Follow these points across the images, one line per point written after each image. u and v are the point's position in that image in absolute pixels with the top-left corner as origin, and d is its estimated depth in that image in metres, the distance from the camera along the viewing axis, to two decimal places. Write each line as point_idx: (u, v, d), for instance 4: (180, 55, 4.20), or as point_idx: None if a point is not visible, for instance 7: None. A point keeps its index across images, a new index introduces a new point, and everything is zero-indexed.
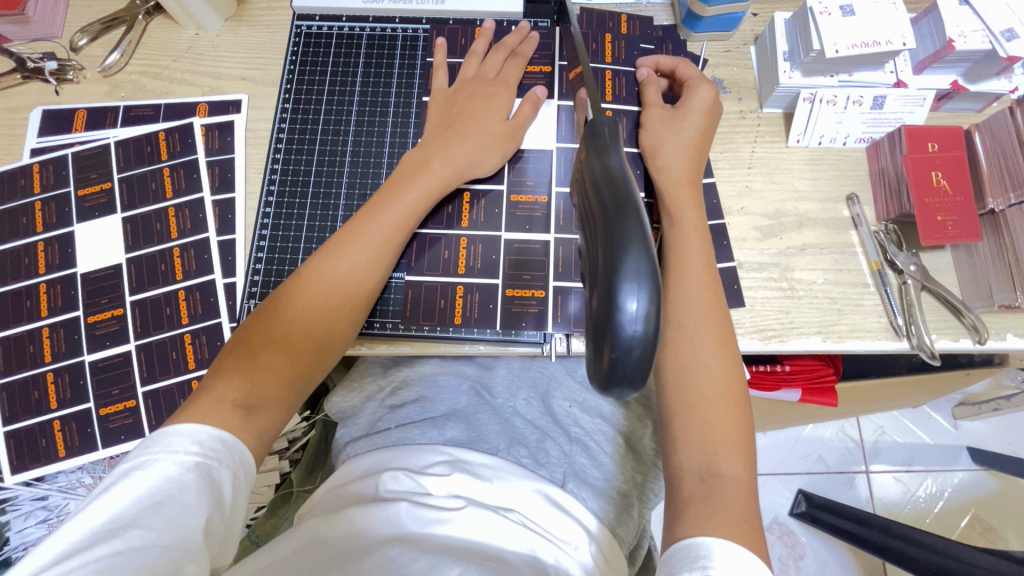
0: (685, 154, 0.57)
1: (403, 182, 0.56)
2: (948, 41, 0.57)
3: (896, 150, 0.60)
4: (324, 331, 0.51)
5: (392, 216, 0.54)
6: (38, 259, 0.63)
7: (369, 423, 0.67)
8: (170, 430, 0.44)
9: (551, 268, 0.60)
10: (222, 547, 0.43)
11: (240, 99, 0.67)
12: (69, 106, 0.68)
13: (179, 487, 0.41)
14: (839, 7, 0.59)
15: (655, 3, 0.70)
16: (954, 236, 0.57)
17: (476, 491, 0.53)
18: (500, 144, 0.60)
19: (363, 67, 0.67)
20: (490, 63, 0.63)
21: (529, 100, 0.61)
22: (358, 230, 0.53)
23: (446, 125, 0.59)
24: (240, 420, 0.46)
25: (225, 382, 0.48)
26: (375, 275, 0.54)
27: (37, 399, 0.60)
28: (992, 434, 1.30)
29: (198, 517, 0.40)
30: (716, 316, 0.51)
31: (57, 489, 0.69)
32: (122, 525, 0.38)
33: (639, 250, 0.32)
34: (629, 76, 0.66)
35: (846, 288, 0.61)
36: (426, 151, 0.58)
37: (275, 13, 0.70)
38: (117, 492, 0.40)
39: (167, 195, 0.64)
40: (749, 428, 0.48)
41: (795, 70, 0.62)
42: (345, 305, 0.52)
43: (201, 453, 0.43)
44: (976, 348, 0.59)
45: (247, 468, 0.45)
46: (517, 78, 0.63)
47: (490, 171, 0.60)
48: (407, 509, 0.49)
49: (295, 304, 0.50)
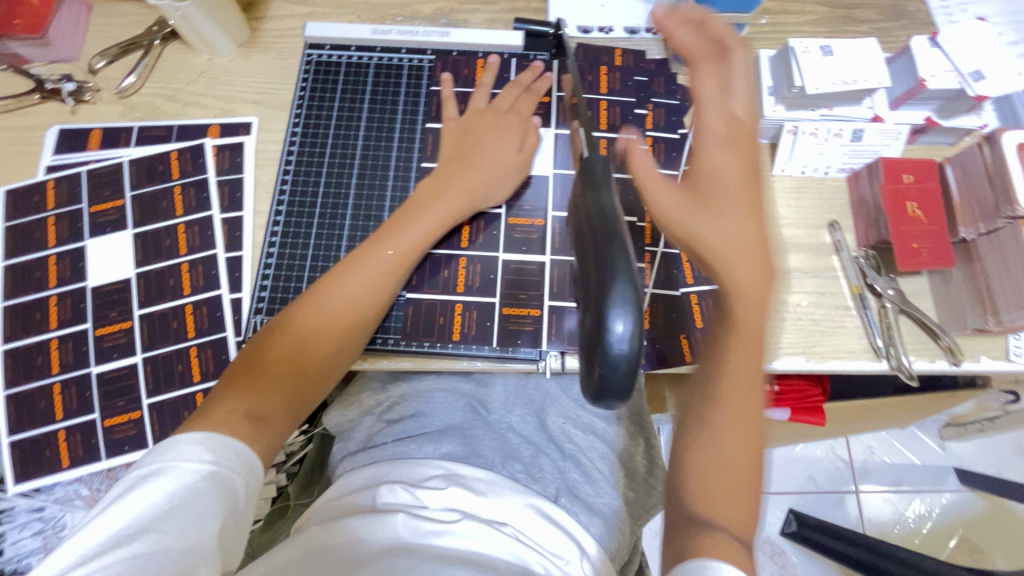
0: (745, 220, 0.53)
1: (414, 212, 0.59)
2: (919, 80, 0.62)
3: (874, 181, 0.63)
4: (329, 351, 0.54)
5: (401, 244, 0.57)
6: (50, 273, 0.65)
7: (365, 438, 0.69)
8: (182, 437, 0.45)
9: (547, 288, 0.62)
10: (232, 554, 0.45)
11: (251, 122, 0.70)
12: (84, 126, 0.70)
13: (194, 494, 0.42)
14: (818, 47, 0.63)
15: (648, 37, 0.73)
16: (929, 262, 0.60)
17: (472, 504, 0.54)
18: (507, 176, 0.63)
19: (370, 94, 0.70)
20: (503, 98, 0.67)
21: (532, 130, 0.65)
22: (367, 255, 0.56)
23: (459, 156, 0.63)
24: (246, 430, 0.48)
25: (233, 396, 0.49)
26: (381, 300, 0.56)
27: (44, 409, 0.61)
28: (979, 455, 1.32)
29: (212, 523, 0.42)
30: (757, 372, 0.50)
31: (54, 500, 0.71)
32: (140, 529, 0.40)
33: (627, 279, 0.35)
34: (624, 106, 0.70)
35: (828, 310, 0.64)
36: (442, 181, 0.61)
37: (287, 40, 0.73)
38: (135, 497, 0.42)
39: (178, 213, 0.66)
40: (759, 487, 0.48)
41: (779, 104, 0.66)
42: (350, 328, 0.54)
43: (215, 462, 0.44)
44: (952, 369, 0.62)
45: (258, 474, 0.47)
46: (528, 115, 0.66)
47: (499, 202, 0.63)
48: (404, 521, 0.50)
49: (303, 324, 0.53)
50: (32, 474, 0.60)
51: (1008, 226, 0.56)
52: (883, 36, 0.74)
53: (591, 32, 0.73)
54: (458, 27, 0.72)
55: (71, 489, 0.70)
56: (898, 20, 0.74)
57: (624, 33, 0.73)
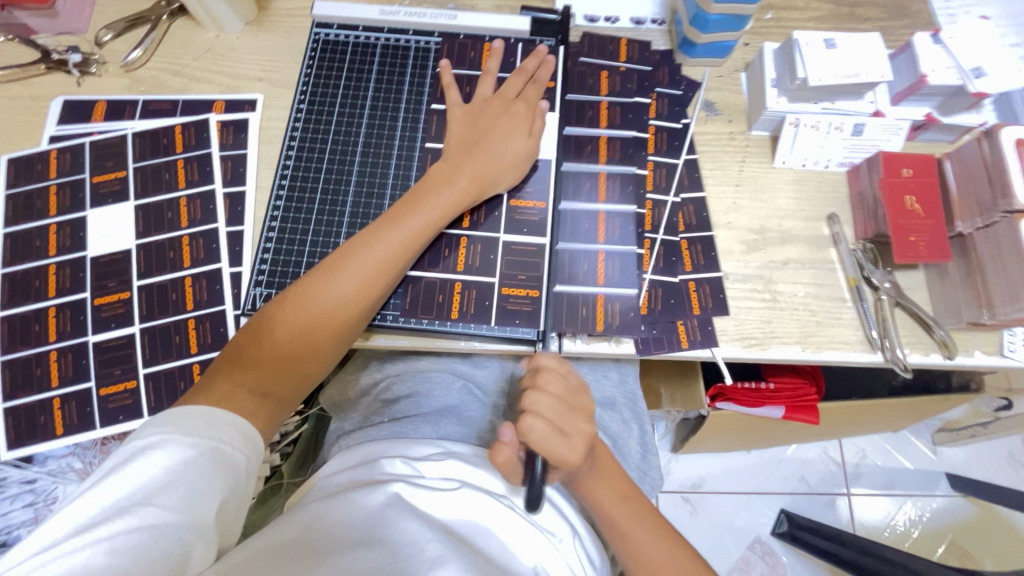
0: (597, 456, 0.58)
1: (423, 196, 0.60)
2: (922, 76, 0.62)
3: (873, 174, 0.64)
4: (337, 329, 0.56)
5: (409, 230, 0.58)
6: (50, 241, 0.65)
7: (360, 417, 0.72)
8: (192, 411, 0.48)
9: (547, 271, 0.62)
10: (226, 529, 0.46)
11: (256, 99, 0.70)
12: (90, 98, 0.70)
13: (195, 468, 0.45)
14: (822, 40, 0.64)
15: (653, 29, 0.74)
16: (926, 256, 0.61)
17: (469, 475, 0.55)
18: (512, 168, 0.63)
19: (376, 74, 0.70)
20: (511, 85, 0.67)
21: (536, 113, 0.66)
22: (377, 238, 0.57)
23: (469, 142, 0.64)
24: (254, 404, 0.52)
25: (243, 372, 0.53)
26: (389, 281, 0.57)
27: (40, 376, 0.61)
28: (970, 461, 1.33)
29: (211, 500, 0.44)
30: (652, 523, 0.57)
31: (46, 472, 0.73)
32: (139, 502, 0.42)
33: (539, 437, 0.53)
34: (624, 107, 0.69)
35: (825, 301, 0.64)
36: (453, 166, 0.62)
37: (295, 20, 0.74)
38: (134, 469, 0.43)
39: (180, 186, 0.66)
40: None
41: (782, 96, 0.66)
42: (359, 308, 0.56)
43: (218, 437, 0.47)
44: (946, 363, 0.62)
45: (258, 451, 0.50)
46: (536, 100, 0.67)
47: (509, 186, 0.64)
48: (402, 489, 0.51)
49: (310, 304, 0.55)
50: (25, 440, 0.60)
51: (1005, 219, 0.57)
52: (886, 34, 0.75)
53: (598, 22, 0.74)
54: (465, 11, 0.73)
55: (63, 461, 0.73)
56: (901, 19, 0.75)
57: (630, 23, 0.74)
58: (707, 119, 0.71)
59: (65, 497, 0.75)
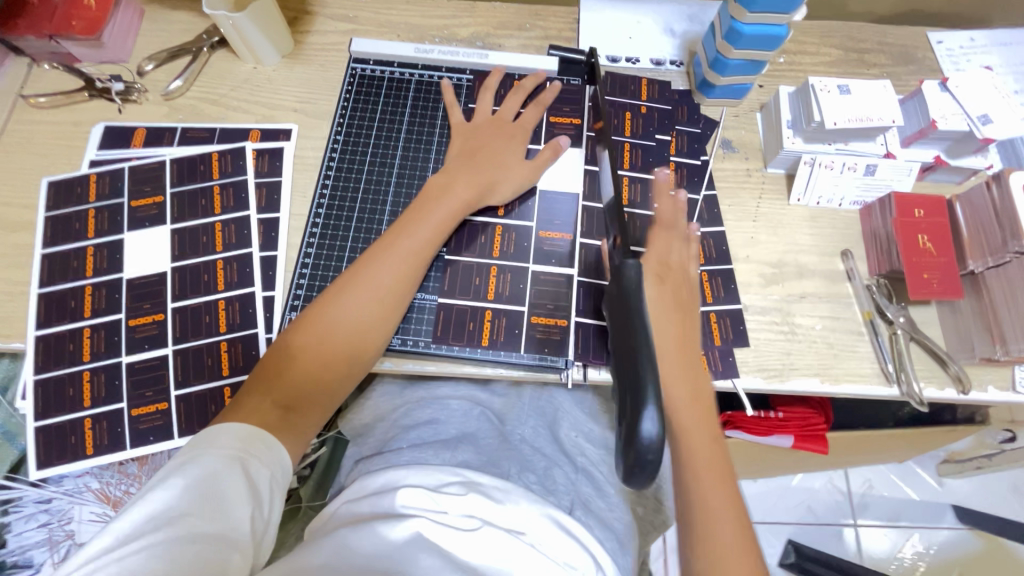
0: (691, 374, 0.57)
1: (425, 205, 0.62)
2: (932, 120, 0.65)
3: (886, 214, 0.67)
4: (355, 339, 0.56)
5: (420, 236, 0.60)
6: (87, 263, 0.66)
7: (380, 441, 0.73)
8: (221, 430, 0.49)
9: (576, 303, 0.64)
10: (258, 547, 0.46)
11: (291, 128, 0.72)
12: (130, 124, 0.73)
13: (229, 483, 0.45)
14: (837, 86, 0.67)
15: (672, 70, 0.78)
16: (939, 292, 0.63)
17: (489, 512, 0.56)
18: (520, 182, 0.66)
19: (410, 108, 0.73)
20: (510, 107, 0.70)
21: (552, 147, 0.68)
22: (391, 247, 0.59)
23: (471, 157, 0.66)
24: (273, 417, 0.52)
25: (263, 383, 0.54)
26: (407, 288, 0.59)
27: (72, 396, 0.62)
28: (975, 493, 1.33)
29: (242, 510, 0.45)
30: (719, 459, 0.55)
31: (62, 492, 0.73)
32: (176, 515, 0.42)
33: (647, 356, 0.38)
34: (646, 149, 0.72)
35: (842, 335, 0.66)
36: (450, 176, 0.64)
37: (330, 54, 0.77)
38: (169, 482, 0.44)
39: (216, 211, 0.68)
40: (760, 566, 0.52)
41: (798, 137, 0.69)
42: (376, 317, 0.57)
43: (245, 453, 0.48)
44: (960, 398, 0.64)
45: (280, 467, 0.51)
46: (535, 122, 0.70)
47: (510, 194, 0.66)
48: (427, 526, 0.52)
49: (325, 315, 0.56)
50: (54, 460, 0.60)
51: (1015, 259, 0.59)
52: (894, 79, 0.79)
53: (619, 62, 0.78)
54: (494, 50, 0.76)
55: (80, 481, 0.72)
56: (906, 66, 0.79)
57: (650, 64, 0.78)
58: (724, 156, 0.74)
59: (79, 517, 0.74)
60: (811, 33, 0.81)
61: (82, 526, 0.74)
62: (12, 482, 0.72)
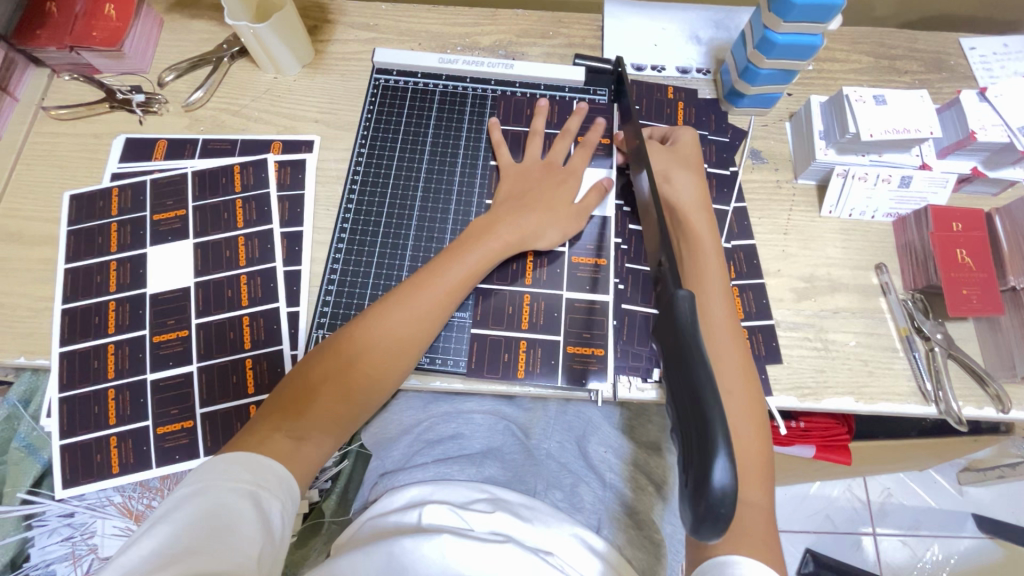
0: (712, 253, 0.60)
1: (465, 246, 0.61)
2: (970, 132, 0.64)
3: (923, 227, 0.65)
4: (379, 373, 0.55)
5: (457, 273, 0.59)
6: (110, 278, 0.66)
7: (403, 456, 0.72)
8: (239, 459, 0.48)
9: (615, 332, 0.63)
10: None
11: (313, 140, 0.72)
12: (151, 136, 0.72)
13: (237, 512, 0.43)
14: (872, 96, 0.65)
15: (699, 78, 0.77)
16: (978, 309, 0.61)
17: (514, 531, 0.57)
18: (563, 223, 0.64)
19: (435, 120, 0.72)
20: (559, 150, 0.68)
21: (597, 188, 0.66)
22: (428, 280, 0.58)
23: (515, 198, 0.65)
24: (290, 450, 0.50)
25: (278, 412, 0.52)
26: (434, 327, 0.58)
27: (97, 414, 0.61)
28: (996, 502, 1.31)
29: (249, 541, 0.42)
30: (735, 345, 0.55)
31: (86, 506, 0.71)
32: (181, 551, 0.40)
33: (706, 377, 0.34)
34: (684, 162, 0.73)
35: (877, 351, 0.65)
36: (496, 216, 0.63)
37: (351, 63, 0.76)
38: (177, 517, 0.42)
39: (238, 225, 0.67)
40: (770, 475, 0.52)
41: (830, 148, 0.67)
42: (404, 349, 0.56)
43: (256, 483, 0.46)
44: (999, 416, 0.62)
45: (291, 500, 0.48)
46: (585, 168, 0.68)
47: (548, 244, 0.63)
48: (451, 541, 0.51)
49: (354, 343, 0.55)
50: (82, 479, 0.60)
51: None
52: (927, 87, 0.77)
53: (644, 70, 0.76)
54: (519, 60, 0.76)
55: (104, 494, 0.71)
56: (939, 73, 0.78)
57: (677, 72, 0.76)
58: (753, 167, 0.72)
59: (103, 531, 0.73)
60: (841, 40, 0.79)
61: (105, 540, 0.73)
62: (34, 496, 0.72)
